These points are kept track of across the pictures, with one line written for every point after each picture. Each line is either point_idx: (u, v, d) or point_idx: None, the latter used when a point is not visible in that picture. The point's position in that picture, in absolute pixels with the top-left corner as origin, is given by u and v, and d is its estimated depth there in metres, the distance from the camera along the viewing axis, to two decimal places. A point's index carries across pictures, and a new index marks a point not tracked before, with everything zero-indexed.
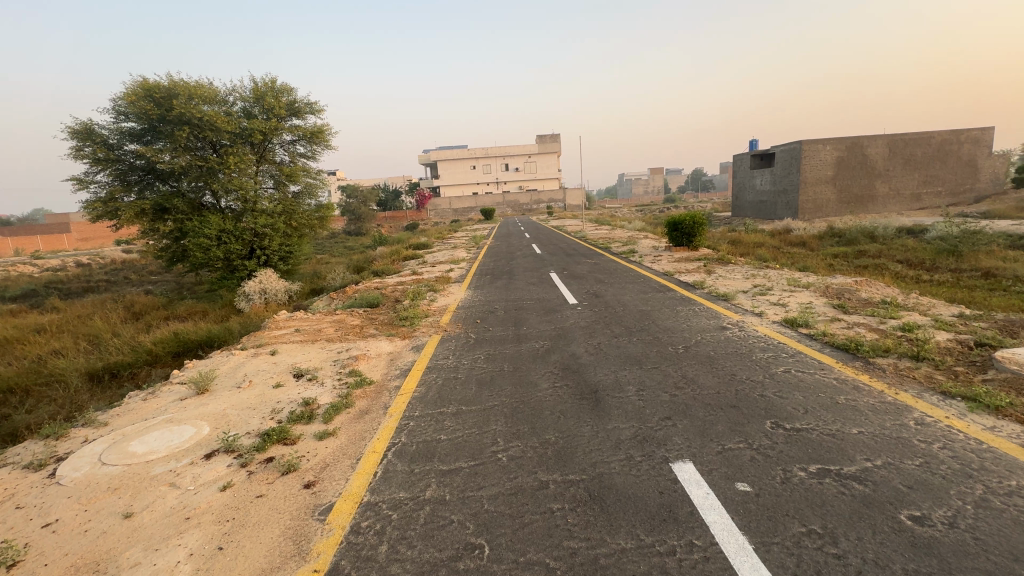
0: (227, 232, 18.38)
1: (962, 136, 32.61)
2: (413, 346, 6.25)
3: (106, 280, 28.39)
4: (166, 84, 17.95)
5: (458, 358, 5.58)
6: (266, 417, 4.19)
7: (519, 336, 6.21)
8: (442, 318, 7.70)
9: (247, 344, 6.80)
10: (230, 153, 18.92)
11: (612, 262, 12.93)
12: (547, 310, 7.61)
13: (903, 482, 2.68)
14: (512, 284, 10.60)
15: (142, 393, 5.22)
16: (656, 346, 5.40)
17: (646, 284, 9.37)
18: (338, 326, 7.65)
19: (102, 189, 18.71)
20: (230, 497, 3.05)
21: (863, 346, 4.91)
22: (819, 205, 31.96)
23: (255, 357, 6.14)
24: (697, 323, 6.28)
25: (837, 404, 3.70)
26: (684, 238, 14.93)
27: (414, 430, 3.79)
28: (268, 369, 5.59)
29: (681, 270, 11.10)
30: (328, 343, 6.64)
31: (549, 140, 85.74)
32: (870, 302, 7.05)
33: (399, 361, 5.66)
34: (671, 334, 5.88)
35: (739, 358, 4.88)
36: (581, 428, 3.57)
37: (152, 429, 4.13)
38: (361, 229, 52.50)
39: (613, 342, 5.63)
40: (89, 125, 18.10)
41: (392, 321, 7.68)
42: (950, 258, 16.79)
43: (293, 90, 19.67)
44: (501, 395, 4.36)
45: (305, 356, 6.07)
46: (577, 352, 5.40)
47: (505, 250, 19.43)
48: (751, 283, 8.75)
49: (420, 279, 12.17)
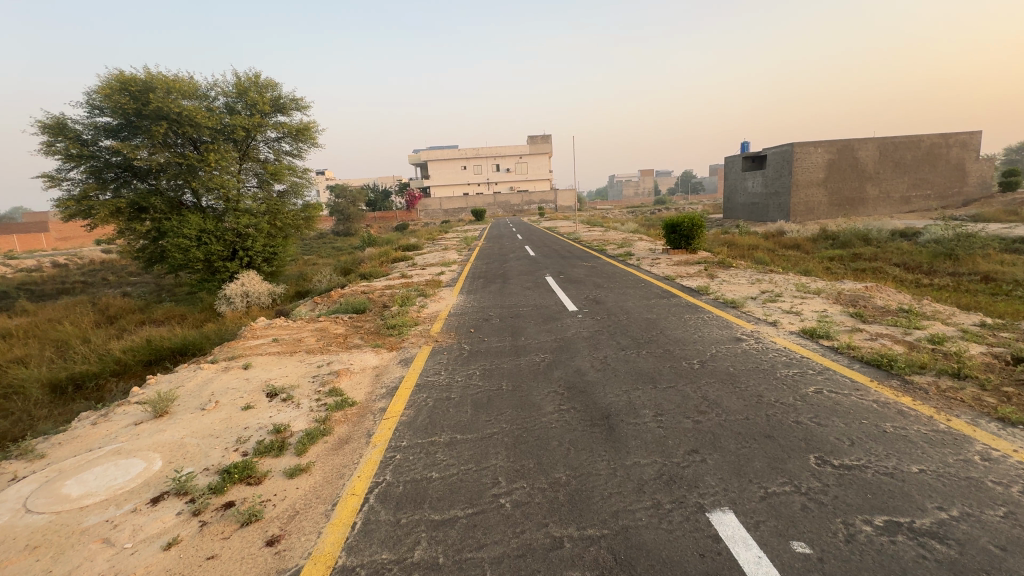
0: (207, 232, 17.65)
1: (950, 139, 32.82)
2: (401, 359, 5.70)
3: (83, 281, 27.36)
4: (143, 77, 17.16)
5: (450, 374, 5.04)
6: (230, 448, 3.63)
7: (518, 348, 5.71)
8: (433, 326, 7.16)
9: (218, 356, 6.20)
10: (211, 150, 18.16)
11: (609, 266, 12.48)
12: (546, 318, 7.10)
13: (993, 542, 2.21)
14: (506, 288, 10.08)
15: (92, 416, 4.61)
16: (669, 361, 4.92)
17: (648, 289, 8.90)
18: (319, 335, 7.06)
19: (75, 186, 17.85)
20: (174, 560, 2.50)
21: (897, 362, 4.47)
22: (811, 207, 31.95)
23: (224, 372, 5.54)
24: (709, 333, 5.82)
25: (885, 434, 3.24)
26: (682, 240, 14.52)
27: (401, 467, 3.26)
28: (239, 387, 5.01)
29: (682, 274, 10.67)
30: (307, 355, 6.06)
31: (540, 141, 85.46)
32: (889, 311, 6.63)
33: (385, 377, 5.11)
34: (683, 346, 5.41)
35: (762, 375, 4.41)
36: (596, 464, 3.08)
37: (94, 463, 3.54)
38: (349, 229, 51.67)
39: (621, 355, 5.15)
40: (61, 120, 17.27)
41: (379, 330, 7.11)
42: (947, 262, 16.61)
43: (277, 85, 18.96)
44: (500, 420, 3.84)
45: (281, 371, 5.49)
46: (583, 367, 4.89)
47: (497, 252, 18.92)
48: (758, 289, 8.31)
49: (409, 283, 11.61)
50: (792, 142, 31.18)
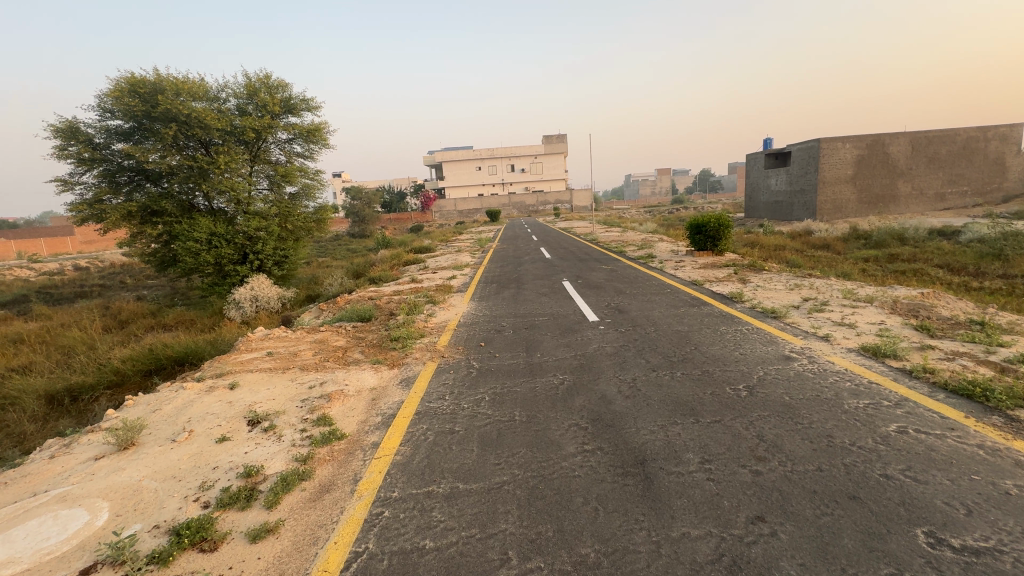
0: (217, 236, 17.36)
1: (989, 133, 31.08)
2: (403, 379, 5.08)
3: (102, 285, 27.51)
4: (153, 79, 16.99)
5: (456, 399, 4.39)
6: (191, 497, 3.05)
7: (534, 367, 5.06)
8: (440, 339, 6.53)
9: (205, 372, 5.67)
10: (222, 151, 17.91)
11: (631, 269, 11.74)
12: (563, 330, 6.40)
13: None
14: (521, 294, 9.42)
15: (55, 447, 4.09)
16: (710, 386, 4.19)
17: (676, 296, 8.15)
18: (317, 349, 6.48)
19: (88, 190, 17.77)
20: None
21: (994, 391, 3.67)
22: (839, 205, 30.61)
23: (207, 393, 4.99)
24: (753, 350, 5.07)
25: (1011, 498, 2.48)
26: (707, 242, 13.65)
27: (389, 530, 2.63)
28: (218, 413, 4.44)
29: (711, 278, 9.87)
30: (300, 373, 5.47)
31: (555, 142, 84.72)
32: (959, 323, 5.76)
33: (383, 403, 4.49)
34: (723, 365, 4.69)
35: (827, 407, 3.66)
36: (632, 535, 2.40)
37: (31, 515, 2.99)
38: (364, 231, 51.54)
39: (653, 378, 4.47)
40: (73, 124, 17.20)
41: (381, 343, 6.51)
42: (996, 264, 15.36)
43: (287, 85, 18.67)
44: (512, 464, 3.19)
45: (270, 392, 4.92)
46: (609, 393, 4.19)
47: (512, 254, 18.25)
48: (800, 296, 7.50)
49: (419, 288, 11.02)
50: (819, 138, 29.88)
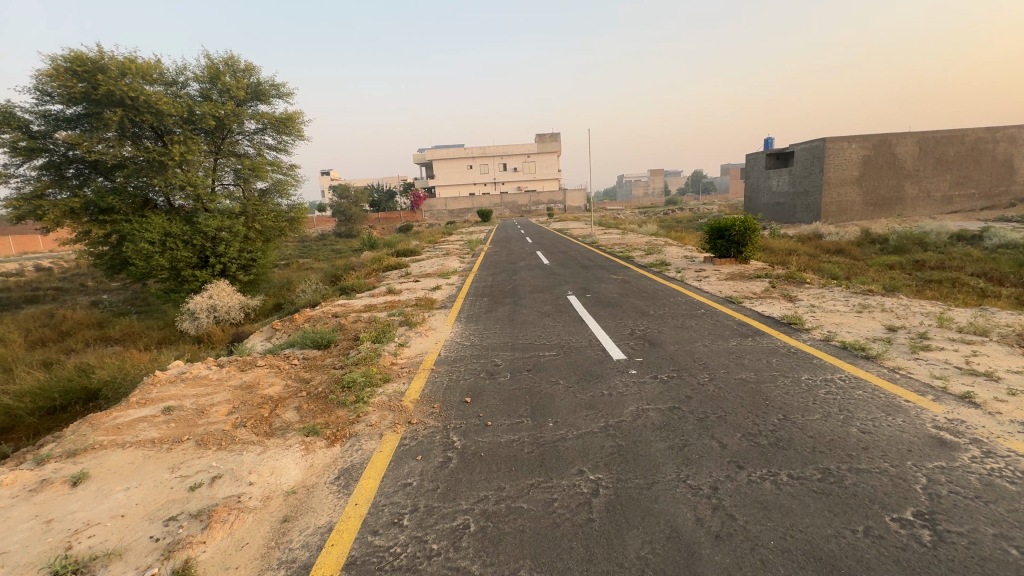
0: (172, 236, 15.34)
1: (997, 134, 29.92)
2: (342, 471, 3.26)
3: (59, 289, 25.14)
4: (96, 57, 14.90)
5: (418, 532, 2.57)
6: None
7: (548, 453, 3.27)
8: (409, 388, 4.68)
9: (55, 451, 3.81)
10: (178, 141, 15.87)
11: (646, 280, 10.05)
12: (581, 376, 4.62)
13: None
14: (519, 313, 7.65)
15: None
16: (854, 515, 2.44)
17: (716, 320, 6.39)
18: (236, 403, 4.61)
19: (27, 184, 15.65)
20: None
21: None
22: (844, 207, 29.30)
23: (28, 498, 3.13)
24: (877, 426, 3.33)
25: None
26: (729, 248, 11.95)
27: None
28: (10, 555, 2.59)
29: (748, 294, 8.15)
30: (190, 453, 3.61)
31: (548, 140, 83.11)
32: None
33: (295, 532, 2.65)
34: (847, 459, 2.95)
35: None
36: None
37: None
38: (351, 230, 49.43)
39: (745, 485, 2.75)
40: (7, 107, 15.08)
41: (327, 394, 4.67)
42: None
43: (253, 68, 16.78)
44: None
45: (128, 496, 3.08)
46: (685, 528, 2.43)
47: (504, 259, 16.47)
48: (883, 325, 5.77)
49: (396, 303, 9.19)
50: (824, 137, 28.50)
